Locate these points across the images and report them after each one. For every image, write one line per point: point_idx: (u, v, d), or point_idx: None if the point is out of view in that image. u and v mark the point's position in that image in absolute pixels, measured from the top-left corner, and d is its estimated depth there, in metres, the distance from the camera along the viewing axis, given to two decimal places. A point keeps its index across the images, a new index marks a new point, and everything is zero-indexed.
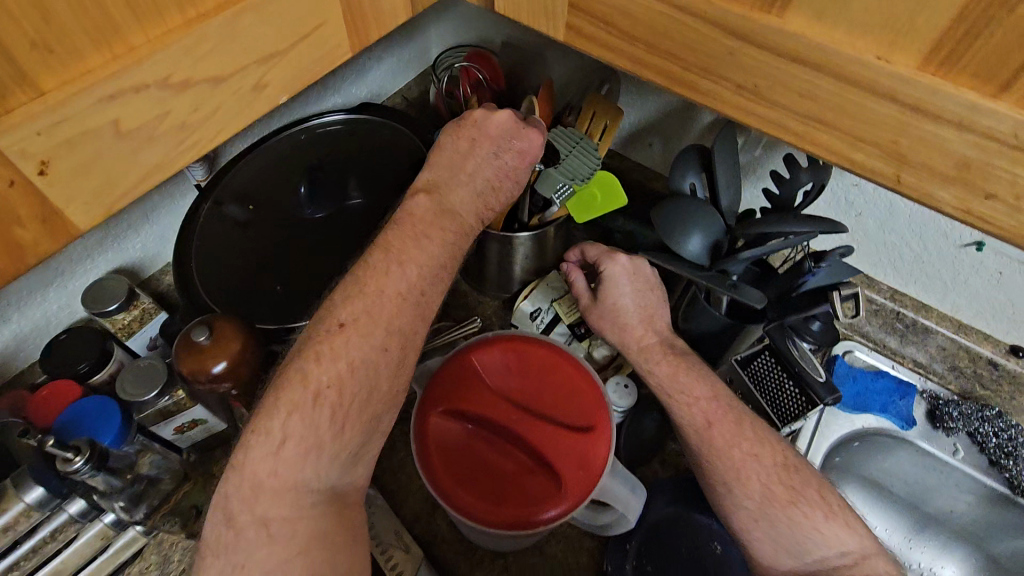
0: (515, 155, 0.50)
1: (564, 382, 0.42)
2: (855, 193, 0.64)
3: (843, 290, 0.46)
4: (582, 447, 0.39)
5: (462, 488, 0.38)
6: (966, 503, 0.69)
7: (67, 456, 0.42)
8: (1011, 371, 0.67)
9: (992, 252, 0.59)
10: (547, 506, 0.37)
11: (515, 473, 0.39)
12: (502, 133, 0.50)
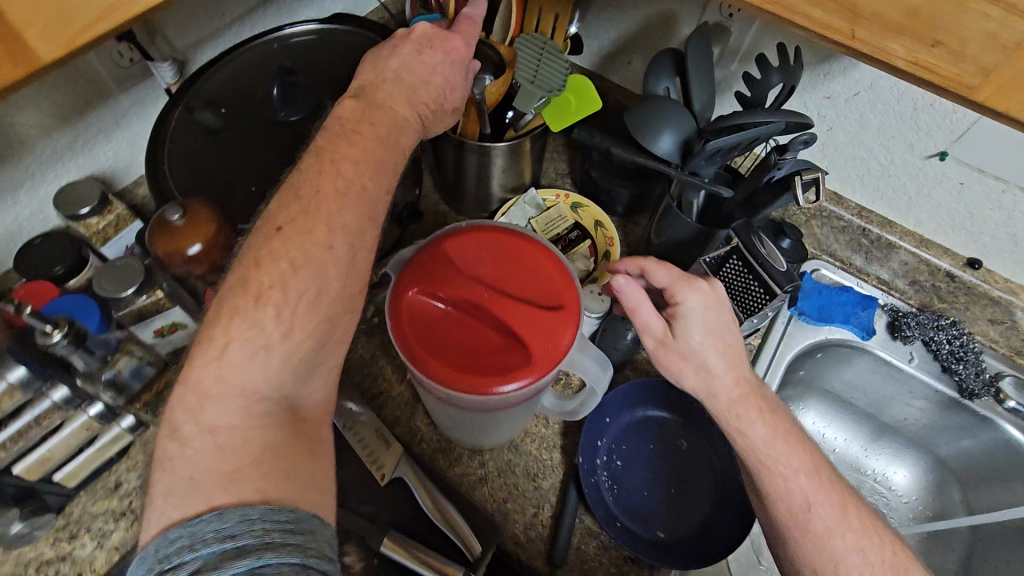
0: (434, 54, 0.48)
1: (536, 267, 0.43)
2: (827, 106, 0.65)
3: (804, 176, 0.46)
4: (550, 324, 0.40)
5: (433, 357, 0.40)
6: (920, 410, 0.73)
7: (47, 330, 0.44)
8: (966, 282, 0.70)
9: (954, 162, 0.61)
10: (516, 376, 0.39)
11: (485, 347, 0.41)
12: (423, 38, 0.49)
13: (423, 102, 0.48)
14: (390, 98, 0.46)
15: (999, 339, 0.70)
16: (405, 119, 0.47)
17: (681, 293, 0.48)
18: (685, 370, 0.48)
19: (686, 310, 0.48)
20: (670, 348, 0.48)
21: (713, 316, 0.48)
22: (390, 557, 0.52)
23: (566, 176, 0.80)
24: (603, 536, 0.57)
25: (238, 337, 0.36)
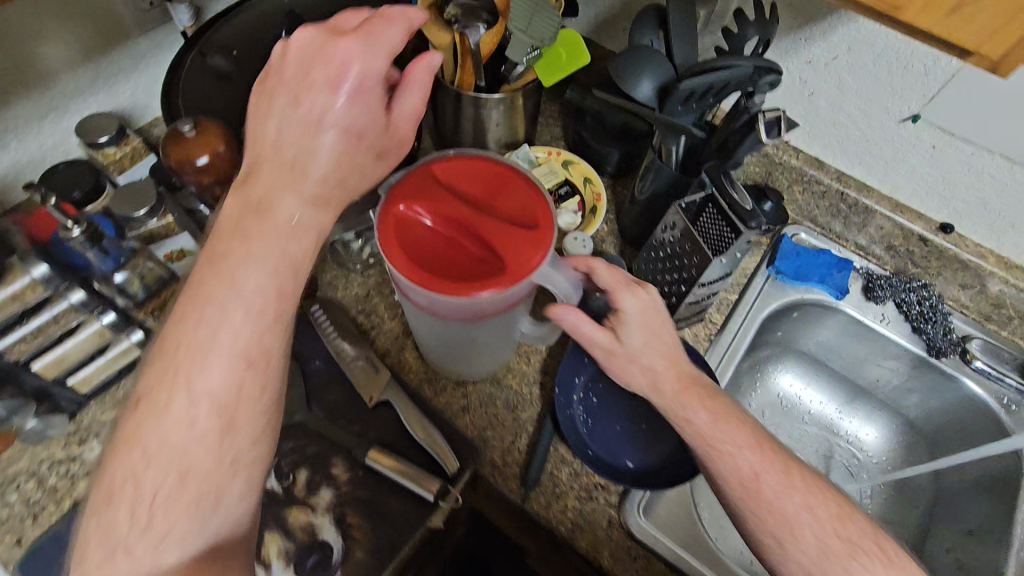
0: (323, 85, 0.37)
1: (517, 193, 0.47)
2: (808, 71, 0.67)
3: (767, 114, 0.50)
4: (525, 241, 0.44)
5: (415, 264, 0.43)
6: (891, 369, 0.76)
7: (67, 224, 0.49)
8: (939, 246, 0.71)
9: (926, 125, 0.64)
10: (493, 284, 0.43)
11: (464, 260, 0.44)
12: (304, 67, 0.38)
13: (332, 156, 0.38)
14: (285, 162, 0.37)
15: (968, 304, 0.74)
16: (317, 175, 0.38)
17: (621, 297, 0.49)
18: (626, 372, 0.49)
19: (625, 312, 0.49)
20: (608, 347, 0.49)
21: (654, 318, 0.49)
22: (374, 468, 0.57)
23: (560, 139, 0.83)
24: (576, 464, 0.61)
25: (109, 523, 0.33)
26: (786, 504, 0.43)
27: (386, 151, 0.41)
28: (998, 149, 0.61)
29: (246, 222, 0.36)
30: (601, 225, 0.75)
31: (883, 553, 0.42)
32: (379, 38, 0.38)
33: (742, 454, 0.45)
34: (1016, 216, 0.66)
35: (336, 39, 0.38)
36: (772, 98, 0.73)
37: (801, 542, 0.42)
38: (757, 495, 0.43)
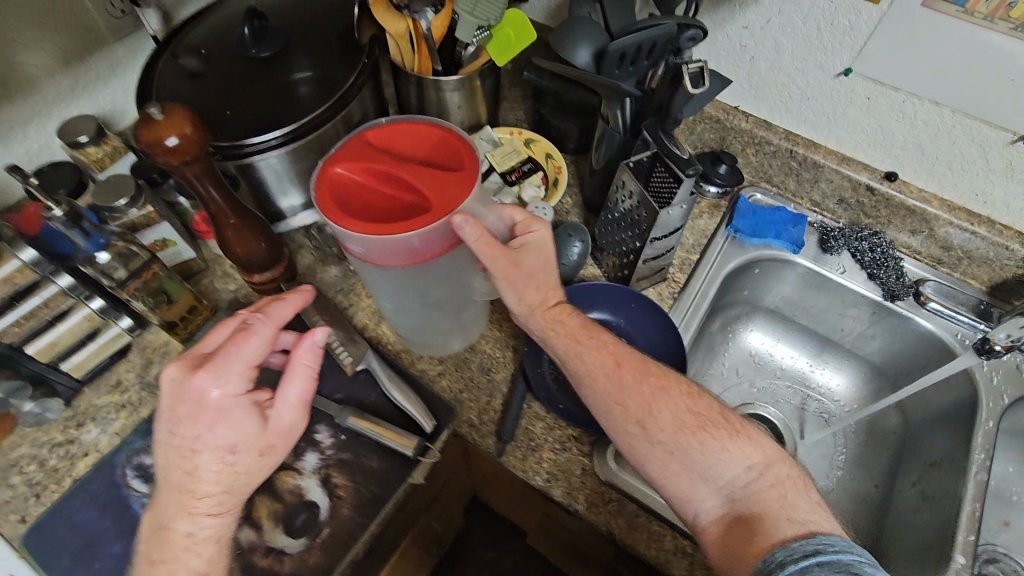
0: (190, 415, 0.43)
1: (443, 144, 0.51)
2: (746, 35, 0.72)
3: (690, 68, 0.56)
4: (451, 182, 0.48)
5: (350, 216, 0.47)
6: (855, 319, 0.80)
7: (50, 206, 0.52)
8: (885, 193, 0.75)
9: (858, 77, 0.68)
10: (424, 224, 0.46)
11: (398, 207, 0.48)
12: (172, 403, 0.44)
13: (213, 473, 0.44)
14: (173, 488, 0.44)
15: (920, 249, 0.78)
16: (207, 493, 0.44)
17: (532, 226, 0.55)
18: (524, 294, 0.53)
19: (529, 239, 0.55)
20: (514, 267, 0.53)
21: (548, 251, 0.56)
22: (355, 428, 0.60)
23: (524, 122, 0.88)
24: (549, 418, 0.64)
25: None
26: (644, 393, 0.51)
27: (272, 447, 0.46)
28: (925, 94, 0.66)
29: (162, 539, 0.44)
30: (564, 197, 0.79)
31: (729, 425, 0.51)
32: (234, 359, 0.44)
33: (590, 355, 0.53)
34: (951, 158, 0.70)
35: (192, 372, 0.44)
36: (716, 65, 0.77)
37: (658, 420, 0.50)
38: (622, 385, 0.52)
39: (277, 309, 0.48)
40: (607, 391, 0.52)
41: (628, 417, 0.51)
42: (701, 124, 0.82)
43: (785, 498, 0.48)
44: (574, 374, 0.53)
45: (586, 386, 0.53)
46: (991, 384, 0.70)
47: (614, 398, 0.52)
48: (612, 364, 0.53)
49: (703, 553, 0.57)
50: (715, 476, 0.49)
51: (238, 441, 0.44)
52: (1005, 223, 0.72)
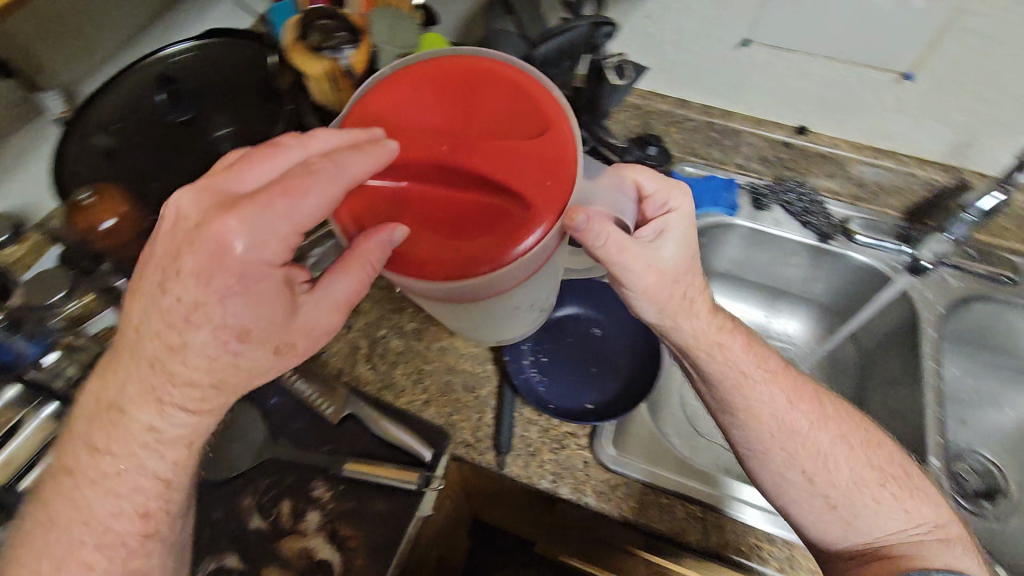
0: (201, 268, 0.38)
1: (505, 99, 0.40)
2: (649, 24, 0.77)
3: (612, 62, 0.59)
4: (547, 156, 0.39)
5: (427, 241, 0.40)
6: (797, 266, 0.86)
7: None
8: (799, 146, 0.81)
9: (755, 46, 0.74)
10: (522, 235, 0.38)
11: (486, 214, 0.39)
12: (185, 249, 0.38)
13: (204, 355, 0.40)
14: (154, 359, 0.41)
15: (840, 191, 0.85)
16: (192, 381, 0.41)
17: (670, 201, 0.52)
18: (666, 296, 0.51)
19: (667, 219, 0.51)
20: (656, 268, 0.49)
21: (684, 234, 0.51)
22: (353, 478, 0.58)
23: None
24: (543, 420, 0.64)
25: None
26: (820, 438, 0.55)
27: (289, 345, 0.42)
28: (817, 51, 0.72)
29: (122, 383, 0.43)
30: None
31: (907, 481, 0.55)
32: (279, 220, 0.38)
33: (777, 411, 0.55)
34: (851, 104, 0.76)
35: (220, 217, 0.38)
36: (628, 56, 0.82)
37: (833, 476, 0.54)
38: (796, 428, 0.55)
39: (356, 156, 0.37)
40: (770, 435, 0.55)
41: (793, 465, 0.54)
42: (624, 114, 0.87)
43: (943, 545, 0.52)
44: (729, 409, 0.57)
45: (741, 424, 0.56)
46: (925, 298, 0.77)
47: (775, 441, 0.55)
48: (784, 404, 0.55)
49: (713, 514, 0.60)
50: (873, 528, 0.54)
51: (253, 328, 0.40)
52: (908, 154, 0.79)
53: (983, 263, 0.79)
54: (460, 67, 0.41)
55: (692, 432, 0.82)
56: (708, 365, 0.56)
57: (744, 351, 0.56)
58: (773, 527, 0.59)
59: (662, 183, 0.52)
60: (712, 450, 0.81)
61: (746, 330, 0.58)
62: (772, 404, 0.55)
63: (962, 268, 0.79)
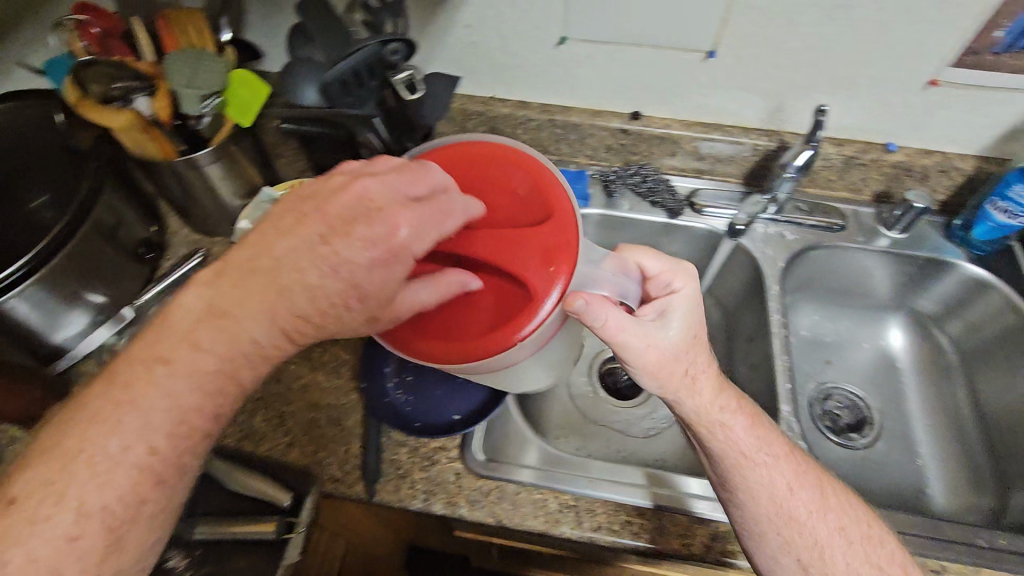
0: (365, 239, 0.46)
1: (533, 197, 0.49)
2: (470, 33, 0.78)
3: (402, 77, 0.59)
4: (550, 245, 0.47)
5: (467, 326, 0.49)
6: (657, 245, 0.90)
7: None
8: (635, 131, 0.85)
9: (571, 42, 0.76)
10: (529, 316, 0.46)
11: (509, 299, 0.48)
12: (344, 224, 0.47)
13: (304, 314, 0.47)
14: (265, 314, 0.47)
15: (684, 166, 0.89)
16: (288, 334, 0.48)
17: (674, 284, 0.55)
18: (666, 373, 0.54)
19: (671, 298, 0.54)
20: (654, 346, 0.53)
21: (688, 314, 0.54)
22: (209, 540, 0.57)
23: (306, 171, 0.88)
24: (411, 440, 0.64)
25: None
26: (817, 529, 0.54)
27: (380, 322, 0.48)
28: (627, 41, 0.75)
29: (161, 355, 0.46)
30: None
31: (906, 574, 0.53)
32: (423, 220, 0.46)
33: (777, 495, 0.54)
34: (670, 86, 0.80)
35: (386, 210, 0.46)
36: (459, 65, 0.82)
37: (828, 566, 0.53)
38: (794, 516, 0.54)
39: (453, 199, 0.47)
40: (767, 517, 0.54)
41: (789, 552, 0.53)
42: (469, 122, 0.88)
43: None
44: (730, 487, 0.56)
45: (737, 502, 0.56)
46: (766, 256, 0.83)
47: (772, 524, 0.54)
48: (784, 490, 0.54)
49: (583, 500, 0.61)
50: None
51: (357, 300, 0.46)
52: (731, 124, 0.84)
53: (814, 214, 0.85)
54: (505, 167, 0.51)
55: (582, 419, 0.84)
56: (710, 442, 0.57)
57: (751, 436, 0.56)
58: (714, 513, 0.61)
59: (668, 269, 0.55)
60: (603, 434, 0.83)
61: (752, 408, 0.58)
62: (781, 493, 0.54)
63: (797, 223, 0.85)
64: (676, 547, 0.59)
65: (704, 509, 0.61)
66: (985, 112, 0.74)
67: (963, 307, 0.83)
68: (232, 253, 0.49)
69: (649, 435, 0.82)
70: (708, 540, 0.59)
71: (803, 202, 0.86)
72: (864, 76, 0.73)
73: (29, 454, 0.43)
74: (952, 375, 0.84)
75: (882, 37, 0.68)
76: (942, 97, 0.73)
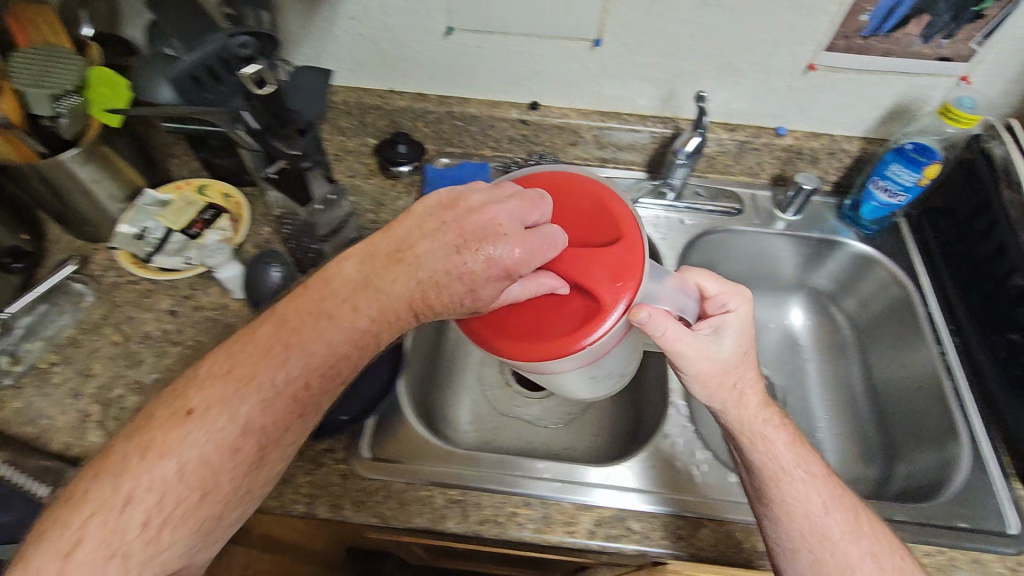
0: (462, 251, 0.51)
1: (607, 223, 0.55)
2: (357, 24, 0.76)
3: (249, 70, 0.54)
4: (621, 264, 0.52)
5: (540, 329, 0.53)
6: None
7: None
8: (534, 121, 0.84)
9: (460, 32, 0.75)
10: (596, 324, 0.51)
11: (575, 308, 0.53)
12: (460, 235, 0.52)
13: (387, 308, 0.52)
14: (362, 297, 0.51)
15: (587, 156, 0.89)
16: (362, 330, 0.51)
17: (731, 301, 0.56)
18: (719, 385, 0.55)
19: (728, 314, 0.56)
20: (706, 359, 0.54)
21: (745, 332, 0.55)
22: None
23: (198, 171, 0.85)
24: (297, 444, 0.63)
25: None
26: (847, 553, 0.53)
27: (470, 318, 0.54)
28: (513, 30, 0.74)
29: (326, 309, 0.50)
30: (257, 229, 0.79)
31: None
32: (520, 234, 0.51)
33: (807, 503, 0.54)
34: (563, 76, 0.80)
35: (495, 223, 0.52)
36: (350, 57, 0.80)
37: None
38: (828, 538, 0.53)
39: (546, 229, 0.52)
40: (801, 534, 0.54)
41: (818, 570, 0.53)
42: (368, 116, 0.86)
43: None
44: (765, 499, 0.56)
45: (775, 518, 0.55)
46: (665, 242, 0.84)
47: (806, 541, 0.54)
48: (819, 511, 0.54)
49: (470, 493, 0.62)
50: None
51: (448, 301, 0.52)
52: (628, 112, 0.84)
53: (712, 199, 0.87)
54: (582, 196, 0.57)
55: (494, 413, 0.84)
56: (750, 455, 0.57)
57: (786, 447, 0.57)
58: (599, 497, 0.62)
59: (724, 287, 0.56)
60: (514, 426, 0.83)
61: (796, 427, 0.58)
62: (812, 503, 0.54)
63: (696, 208, 0.86)
64: (561, 535, 0.60)
65: (588, 495, 0.62)
66: (861, 94, 0.76)
67: (855, 285, 0.87)
68: (374, 239, 0.54)
69: (557, 424, 0.83)
70: (592, 524, 0.61)
71: (702, 187, 0.88)
72: (746, 61, 0.74)
73: (206, 368, 0.47)
74: (848, 354, 0.87)
75: (757, 22, 0.69)
76: (821, 81, 0.75)
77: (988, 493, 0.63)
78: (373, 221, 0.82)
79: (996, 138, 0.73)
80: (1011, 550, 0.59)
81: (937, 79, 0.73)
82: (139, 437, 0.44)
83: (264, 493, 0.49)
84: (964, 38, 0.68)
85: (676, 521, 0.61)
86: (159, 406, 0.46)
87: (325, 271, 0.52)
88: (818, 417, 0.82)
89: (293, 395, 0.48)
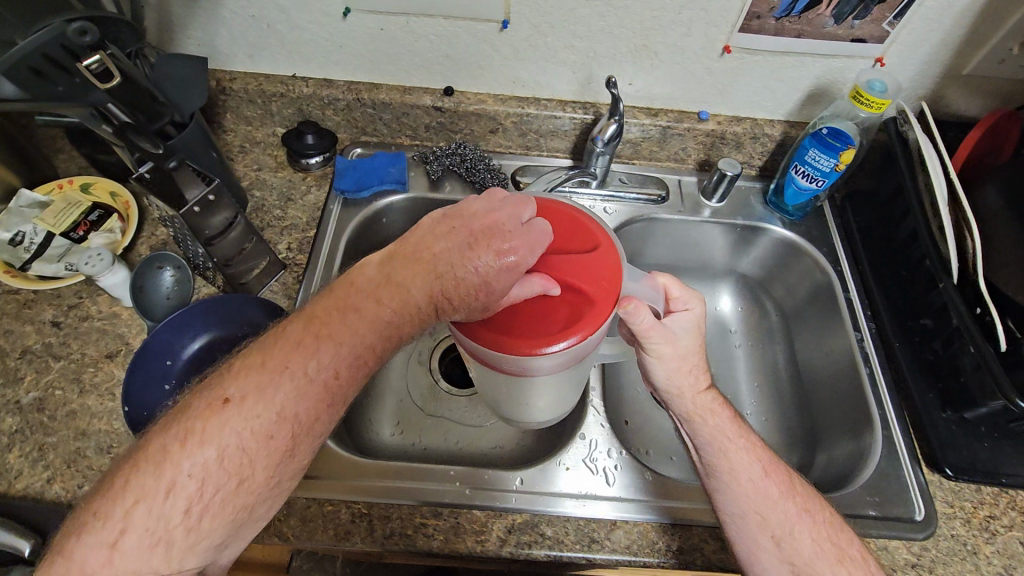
0: (463, 255, 0.48)
1: (587, 231, 0.51)
2: (246, 5, 0.70)
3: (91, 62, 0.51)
4: (609, 269, 0.49)
5: (535, 328, 0.47)
6: None
7: None
8: (448, 108, 0.80)
9: (358, 13, 0.71)
10: (587, 326, 0.46)
11: (566, 309, 0.47)
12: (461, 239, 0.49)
13: (393, 311, 0.49)
14: (371, 298, 0.50)
15: (509, 143, 0.85)
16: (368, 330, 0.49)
17: (693, 301, 0.57)
18: (679, 369, 0.57)
19: (689, 311, 0.57)
20: (671, 347, 0.56)
21: (700, 325, 0.58)
22: None
23: (85, 168, 0.78)
24: None
25: None
26: (787, 509, 0.54)
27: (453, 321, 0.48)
28: (417, 10, 0.70)
29: (353, 303, 0.50)
30: (150, 229, 0.74)
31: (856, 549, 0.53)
32: (519, 235, 0.48)
33: (750, 477, 0.55)
34: (476, 59, 0.76)
35: (495, 226, 0.49)
36: (245, 42, 0.75)
37: (798, 546, 0.52)
38: (770, 497, 0.54)
39: (540, 230, 0.49)
40: (748, 498, 0.54)
41: (765, 529, 0.53)
42: (272, 104, 0.81)
43: None
44: (715, 475, 0.56)
45: (724, 485, 0.55)
46: None
47: (753, 504, 0.54)
48: (760, 474, 0.55)
49: (378, 507, 0.60)
50: None
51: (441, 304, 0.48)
52: (547, 97, 0.80)
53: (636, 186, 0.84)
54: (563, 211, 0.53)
55: (420, 413, 0.81)
56: (699, 434, 0.58)
57: (731, 429, 0.57)
58: (517, 503, 0.61)
59: (685, 285, 0.57)
60: (440, 426, 0.80)
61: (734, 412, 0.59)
62: (750, 473, 0.55)
63: (620, 196, 0.83)
64: (472, 544, 0.58)
65: (500, 501, 0.60)
66: (780, 76, 0.75)
67: (781, 272, 0.86)
68: (392, 248, 0.52)
69: (483, 424, 0.80)
70: (504, 532, 0.59)
71: (627, 174, 0.85)
72: (660, 43, 0.72)
73: (241, 363, 0.48)
74: (775, 340, 0.86)
75: (667, 2, 0.67)
76: (738, 64, 0.73)
77: (896, 481, 0.64)
78: (280, 218, 0.77)
79: (908, 123, 0.73)
80: (918, 536, 0.60)
81: (853, 61, 0.72)
82: (176, 428, 0.45)
83: (291, 485, 0.50)
84: (875, 19, 0.67)
85: (589, 524, 0.60)
86: (195, 400, 0.46)
87: (349, 272, 0.52)
88: (746, 405, 0.81)
89: (324, 387, 0.48)
